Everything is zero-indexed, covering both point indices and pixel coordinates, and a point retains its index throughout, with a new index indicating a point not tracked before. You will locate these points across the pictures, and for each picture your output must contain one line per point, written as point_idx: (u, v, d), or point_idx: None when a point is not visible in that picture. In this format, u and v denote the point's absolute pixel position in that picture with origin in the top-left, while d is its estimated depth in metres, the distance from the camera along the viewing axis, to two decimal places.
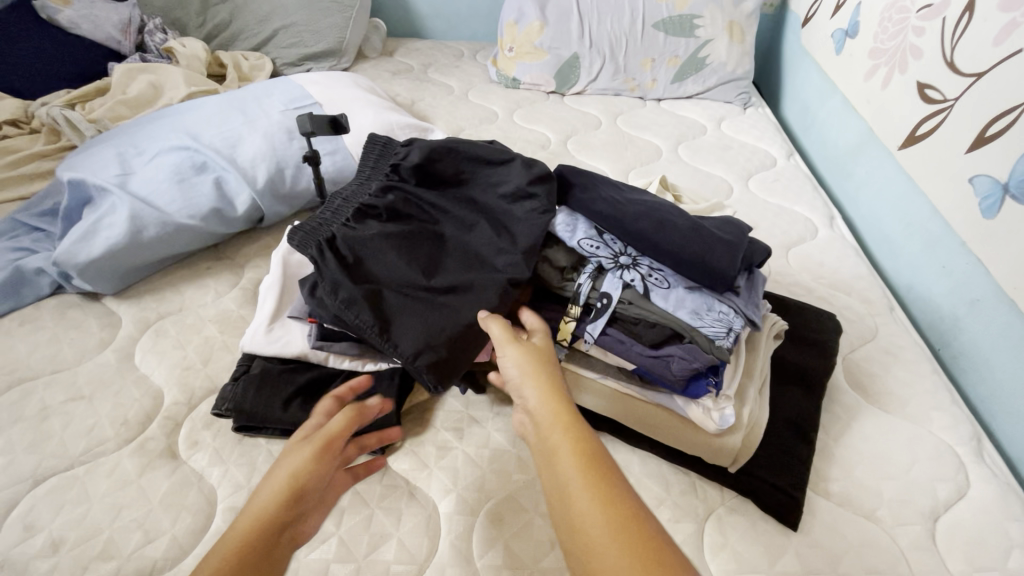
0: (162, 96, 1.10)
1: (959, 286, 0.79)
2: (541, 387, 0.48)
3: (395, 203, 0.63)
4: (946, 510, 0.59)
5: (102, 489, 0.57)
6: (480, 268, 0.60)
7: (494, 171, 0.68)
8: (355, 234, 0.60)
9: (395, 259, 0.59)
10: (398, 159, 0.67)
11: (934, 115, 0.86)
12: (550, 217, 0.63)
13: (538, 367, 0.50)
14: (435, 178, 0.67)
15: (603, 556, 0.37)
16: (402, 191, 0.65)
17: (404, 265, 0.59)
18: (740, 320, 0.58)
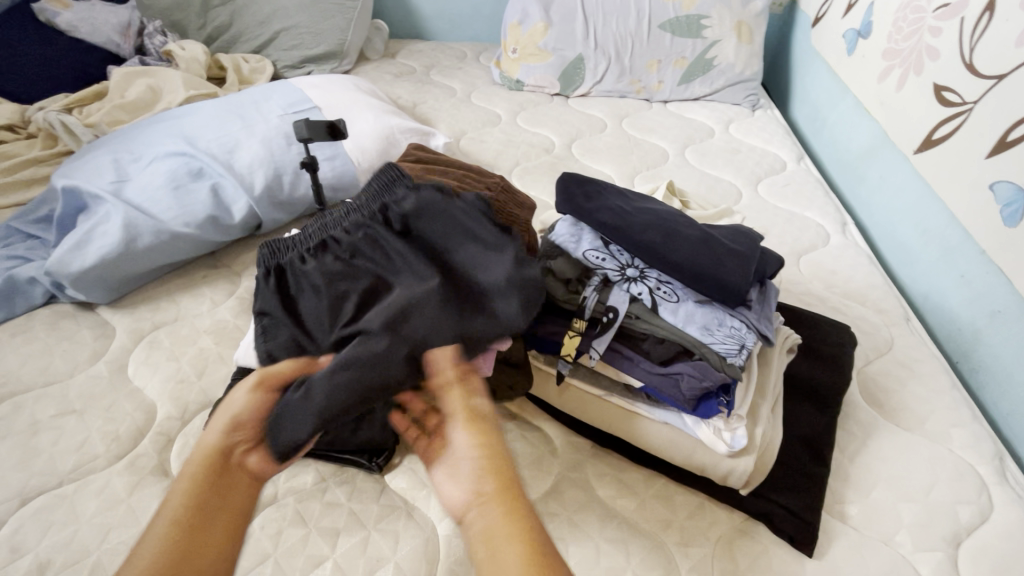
0: (161, 100, 1.09)
1: (978, 297, 0.77)
2: (502, 475, 0.43)
3: (355, 246, 0.56)
4: (969, 534, 0.57)
5: (91, 509, 0.56)
6: (380, 339, 0.49)
7: (481, 253, 0.56)
8: (302, 268, 0.56)
9: (314, 305, 0.54)
10: (390, 200, 0.58)
11: (951, 119, 0.84)
12: (506, 329, 0.52)
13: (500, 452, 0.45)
14: (416, 249, 0.56)
15: None
16: (372, 235, 0.57)
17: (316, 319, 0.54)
18: (753, 335, 0.55)
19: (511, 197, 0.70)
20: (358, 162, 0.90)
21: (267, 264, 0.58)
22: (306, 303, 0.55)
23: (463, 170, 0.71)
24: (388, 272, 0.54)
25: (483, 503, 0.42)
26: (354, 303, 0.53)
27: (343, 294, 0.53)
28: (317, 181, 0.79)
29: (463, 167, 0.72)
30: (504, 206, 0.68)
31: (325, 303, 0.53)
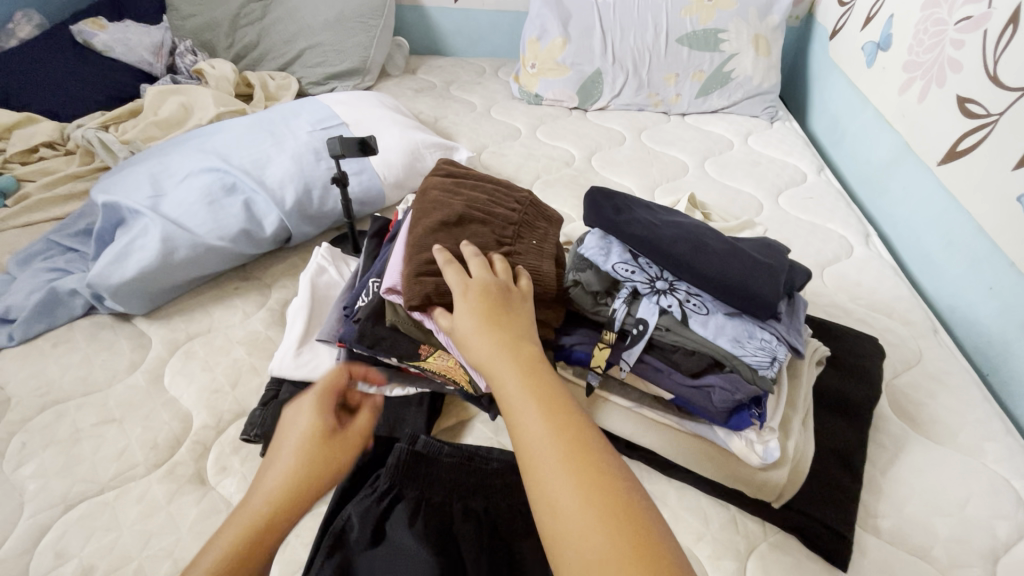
0: (192, 117, 1.12)
1: (1008, 309, 0.76)
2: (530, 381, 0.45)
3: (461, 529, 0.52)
4: (1007, 550, 0.56)
5: (132, 516, 0.57)
6: None
7: None
8: (413, 494, 0.54)
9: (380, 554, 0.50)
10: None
11: (976, 130, 0.84)
12: None
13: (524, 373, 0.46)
14: None
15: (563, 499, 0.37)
16: (478, 522, 0.53)
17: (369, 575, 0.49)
18: (784, 348, 0.56)
19: (535, 210, 0.71)
20: (384, 176, 0.92)
21: (390, 479, 0.55)
22: (392, 555, 0.50)
23: (490, 183, 0.73)
24: None
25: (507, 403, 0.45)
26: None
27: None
28: (346, 195, 0.81)
29: (492, 180, 0.74)
30: (531, 220, 0.69)
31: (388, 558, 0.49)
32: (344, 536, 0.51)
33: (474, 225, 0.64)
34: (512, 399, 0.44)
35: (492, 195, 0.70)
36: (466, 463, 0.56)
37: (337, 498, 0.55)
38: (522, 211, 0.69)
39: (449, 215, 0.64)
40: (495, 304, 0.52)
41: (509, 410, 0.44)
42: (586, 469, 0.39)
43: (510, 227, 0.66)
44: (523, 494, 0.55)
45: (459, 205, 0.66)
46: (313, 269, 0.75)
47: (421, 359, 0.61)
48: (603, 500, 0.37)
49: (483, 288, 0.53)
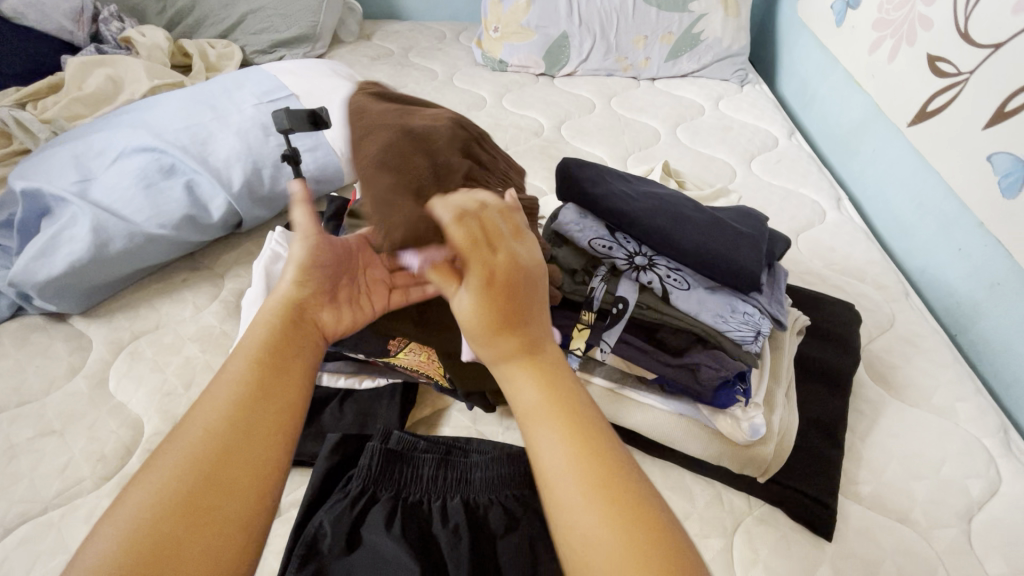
0: (123, 92, 1.02)
1: (978, 269, 0.76)
2: (546, 386, 0.37)
3: (439, 528, 0.50)
4: (980, 509, 0.57)
5: (80, 536, 0.52)
6: None
7: None
8: (389, 495, 0.52)
9: (356, 562, 0.47)
10: None
11: (946, 90, 0.83)
12: None
13: (545, 378, 0.38)
14: None
15: (587, 540, 0.31)
16: (458, 520, 0.51)
17: None
18: (767, 320, 0.53)
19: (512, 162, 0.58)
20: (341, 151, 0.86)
21: (364, 482, 0.52)
22: (368, 564, 0.47)
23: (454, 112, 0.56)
24: None
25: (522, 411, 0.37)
26: None
27: None
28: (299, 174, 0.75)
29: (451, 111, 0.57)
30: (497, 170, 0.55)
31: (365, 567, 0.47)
32: (317, 543, 0.48)
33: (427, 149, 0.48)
34: (530, 409, 0.36)
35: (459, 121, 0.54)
36: (444, 459, 0.55)
37: (309, 502, 0.52)
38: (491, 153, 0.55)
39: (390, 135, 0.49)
40: (506, 283, 0.39)
41: (526, 423, 0.36)
42: (620, 501, 0.32)
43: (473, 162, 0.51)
44: (504, 487, 0.54)
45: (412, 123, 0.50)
46: (267, 256, 0.69)
47: (390, 356, 0.57)
48: (611, 494, 0.32)
49: (496, 262, 0.39)
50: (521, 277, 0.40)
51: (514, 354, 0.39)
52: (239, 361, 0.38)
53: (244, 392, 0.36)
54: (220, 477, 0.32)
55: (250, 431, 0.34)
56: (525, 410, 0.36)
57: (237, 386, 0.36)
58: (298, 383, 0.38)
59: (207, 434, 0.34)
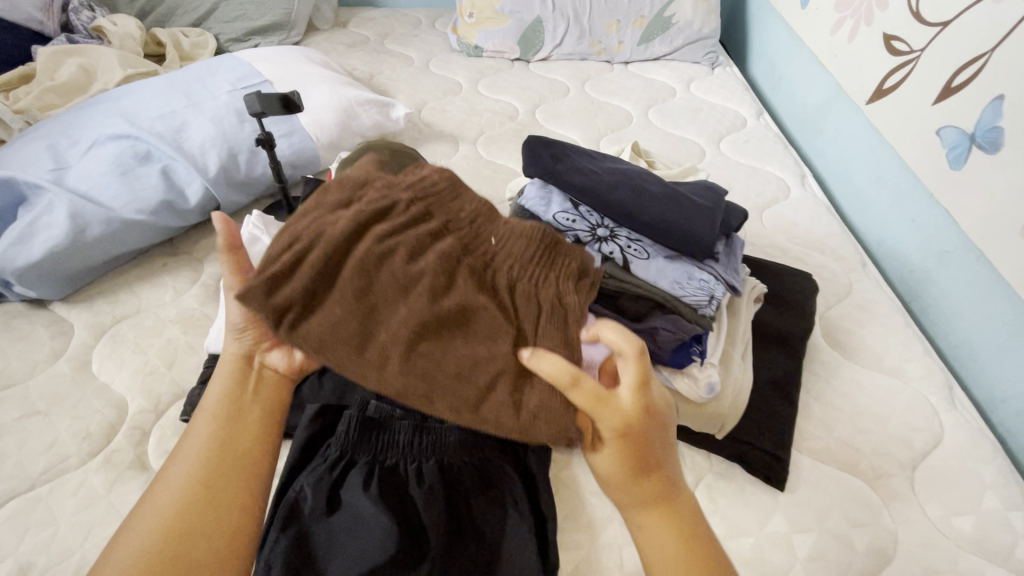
0: (96, 81, 1.02)
1: (930, 238, 0.80)
2: (665, 522, 0.44)
3: (414, 489, 0.53)
4: (924, 459, 0.61)
5: (69, 509, 0.54)
6: None
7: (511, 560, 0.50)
8: (367, 459, 0.54)
9: (334, 522, 0.50)
10: (471, 537, 0.52)
11: (900, 67, 0.86)
12: None
13: (666, 517, 0.44)
14: None
15: None
16: (433, 481, 0.53)
17: (325, 542, 0.49)
18: (722, 286, 0.57)
19: (445, 182, 0.49)
20: (317, 137, 0.87)
21: (343, 448, 0.55)
22: (346, 523, 0.50)
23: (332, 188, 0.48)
24: (418, 551, 0.49)
25: (642, 542, 0.45)
26: (360, 541, 0.49)
27: (360, 541, 0.49)
28: (275, 158, 0.77)
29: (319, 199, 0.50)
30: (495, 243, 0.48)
31: (344, 525, 0.50)
32: (299, 507, 0.51)
33: (398, 259, 0.45)
34: (654, 543, 0.44)
35: (345, 196, 0.47)
36: (419, 425, 0.57)
37: (291, 467, 0.54)
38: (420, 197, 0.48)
39: (334, 276, 0.44)
40: (639, 438, 0.44)
41: (651, 553, 0.44)
42: None
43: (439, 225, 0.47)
44: (478, 450, 0.57)
45: (326, 251, 0.44)
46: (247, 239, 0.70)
47: None
48: None
49: (633, 415, 0.43)
50: (650, 430, 0.44)
51: (648, 501, 0.45)
52: (198, 441, 0.47)
53: (205, 460, 0.46)
54: (183, 543, 0.42)
55: (209, 510, 0.44)
56: (649, 550, 0.45)
57: (194, 462, 0.46)
58: (251, 456, 0.48)
59: (172, 503, 0.43)
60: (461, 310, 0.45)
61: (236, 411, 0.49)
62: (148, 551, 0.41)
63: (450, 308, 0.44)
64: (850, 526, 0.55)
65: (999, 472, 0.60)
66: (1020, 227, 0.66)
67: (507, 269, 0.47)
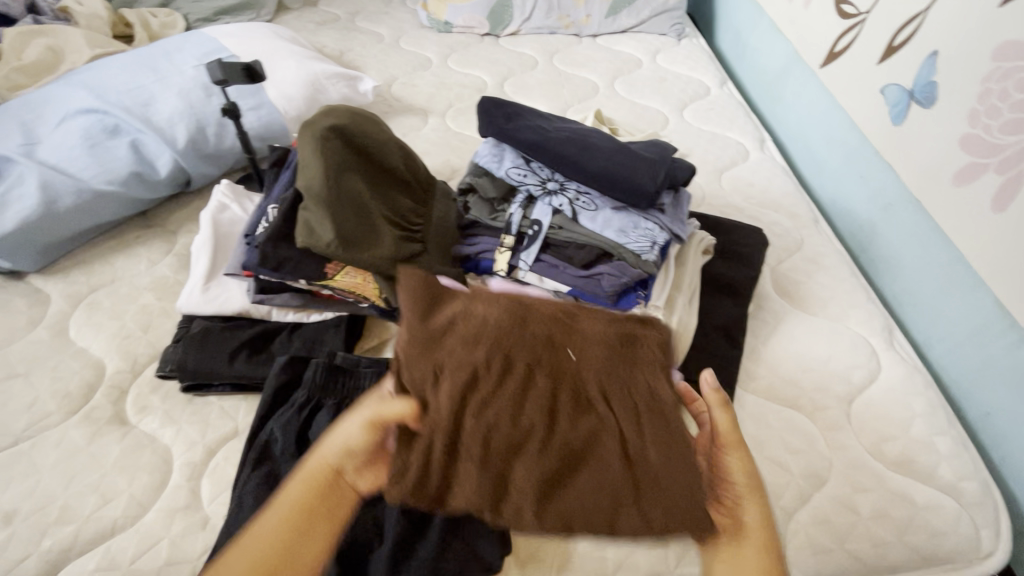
0: (64, 61, 1.02)
1: (876, 193, 0.84)
2: None
3: None
4: (860, 393, 0.66)
5: (51, 460, 0.57)
6: None
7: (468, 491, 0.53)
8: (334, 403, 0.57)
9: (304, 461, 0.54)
10: None
11: (849, 30, 0.89)
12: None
13: None
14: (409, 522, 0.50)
15: None
16: None
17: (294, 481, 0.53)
18: (666, 235, 0.60)
19: (506, 319, 0.47)
20: (285, 110, 0.89)
21: (310, 393, 0.57)
22: None
23: (404, 348, 0.46)
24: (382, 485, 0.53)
25: None
26: None
27: None
28: (241, 129, 0.78)
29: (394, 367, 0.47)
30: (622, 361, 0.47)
31: None
32: (270, 448, 0.55)
33: (503, 421, 0.43)
34: None
35: (427, 357, 0.46)
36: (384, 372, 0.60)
37: (262, 414, 0.57)
38: (498, 338, 0.46)
39: (456, 455, 0.43)
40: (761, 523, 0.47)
41: None
42: None
43: (518, 361, 0.45)
44: None
45: (445, 439, 0.43)
46: (214, 206, 0.72)
47: (328, 279, 0.59)
48: None
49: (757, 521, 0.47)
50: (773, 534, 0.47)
51: None
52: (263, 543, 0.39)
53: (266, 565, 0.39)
54: None
55: None
56: None
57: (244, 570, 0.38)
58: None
59: None
60: (569, 448, 0.44)
61: (308, 523, 0.42)
62: None
63: (563, 453, 0.44)
64: (786, 453, 0.59)
65: (929, 402, 0.65)
66: (951, 176, 0.70)
67: (598, 382, 0.46)
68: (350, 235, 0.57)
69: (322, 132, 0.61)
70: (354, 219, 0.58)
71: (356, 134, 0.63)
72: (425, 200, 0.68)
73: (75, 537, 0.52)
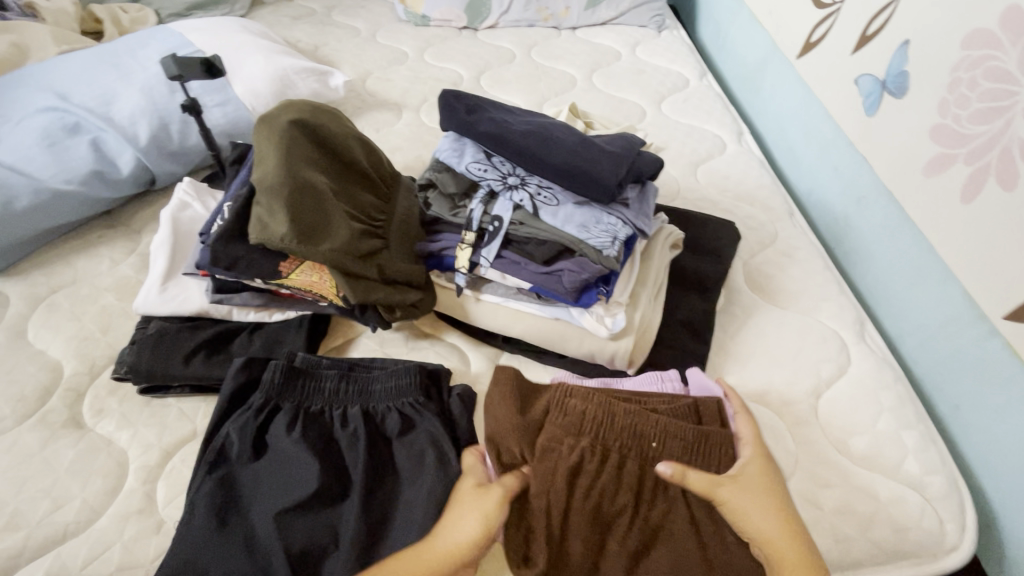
0: (28, 58, 1.00)
1: (850, 185, 0.83)
2: None
3: (340, 433, 0.56)
4: (828, 388, 0.65)
5: (3, 466, 0.56)
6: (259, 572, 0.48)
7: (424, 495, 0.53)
8: (294, 406, 0.56)
9: (260, 465, 0.53)
10: (391, 476, 0.54)
11: (824, 20, 0.88)
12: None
13: None
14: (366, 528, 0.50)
15: None
16: (356, 425, 0.56)
17: (249, 485, 0.52)
18: (628, 229, 0.59)
19: (598, 409, 0.51)
20: (252, 106, 0.87)
21: (268, 396, 0.56)
22: (271, 466, 0.53)
23: (504, 435, 0.51)
24: (338, 489, 0.53)
25: None
26: (284, 483, 0.52)
27: (283, 480, 0.52)
28: (204, 126, 0.77)
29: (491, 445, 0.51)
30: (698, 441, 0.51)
31: (269, 468, 0.53)
32: (225, 452, 0.54)
33: (600, 509, 0.47)
34: None
35: (529, 447, 0.50)
36: (345, 374, 0.59)
37: (218, 416, 0.56)
38: (592, 423, 0.51)
39: (562, 534, 0.47)
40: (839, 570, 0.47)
41: None
42: None
43: (610, 447, 0.50)
44: (401, 396, 0.58)
45: (558, 517, 0.47)
46: (175, 205, 0.71)
47: (282, 278, 0.58)
48: None
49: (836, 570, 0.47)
50: None
51: None
52: None
53: None
54: None
55: None
56: None
57: None
58: None
59: None
60: (655, 529, 0.47)
61: None
62: None
63: (647, 531, 0.47)
64: None
65: (897, 396, 0.64)
66: (922, 167, 0.69)
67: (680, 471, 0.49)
68: (303, 224, 0.55)
69: (284, 126, 0.60)
70: (310, 207, 0.57)
71: (316, 126, 0.62)
72: (387, 196, 0.66)
73: (25, 543, 0.52)
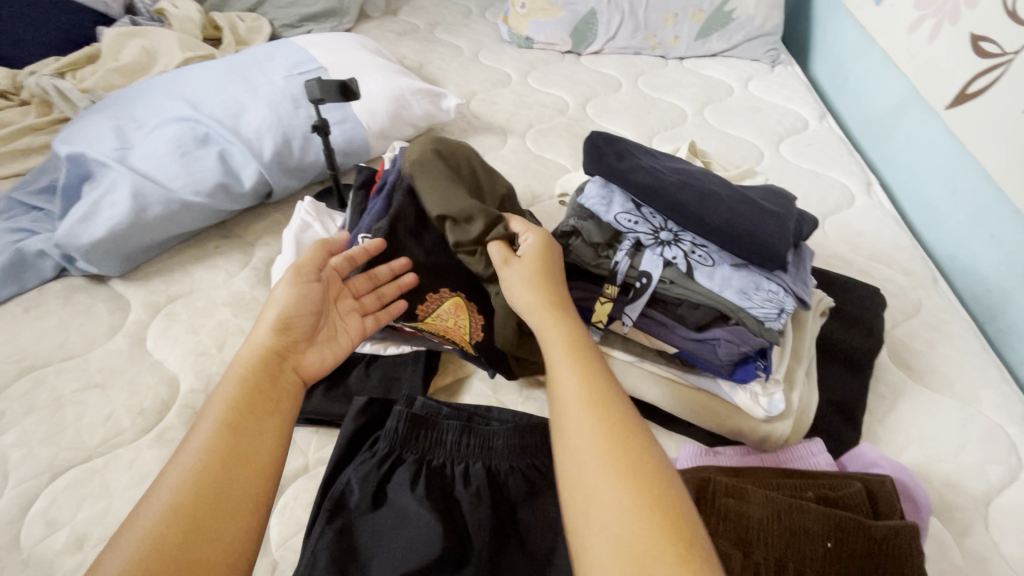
0: (157, 63, 1.04)
1: (1011, 255, 0.75)
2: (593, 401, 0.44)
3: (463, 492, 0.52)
4: (999, 494, 0.57)
5: (123, 482, 0.56)
6: None
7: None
8: (415, 457, 0.54)
9: (379, 519, 0.50)
10: (515, 548, 0.50)
11: (989, 71, 0.80)
12: None
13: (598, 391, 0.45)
14: None
15: (599, 486, 0.39)
16: (480, 485, 0.52)
17: (366, 540, 0.49)
18: (791, 299, 0.54)
19: (760, 508, 0.45)
20: (369, 125, 0.87)
21: (391, 445, 0.54)
22: (390, 524, 0.49)
23: None
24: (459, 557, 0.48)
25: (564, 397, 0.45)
26: (405, 543, 0.48)
27: (404, 540, 0.48)
28: (329, 147, 0.77)
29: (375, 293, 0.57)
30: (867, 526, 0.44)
31: (389, 524, 0.49)
32: (345, 500, 0.51)
33: None
34: (577, 418, 0.43)
35: None
36: (467, 426, 0.56)
37: (337, 460, 0.54)
38: (761, 530, 0.44)
39: None
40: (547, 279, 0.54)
41: (568, 417, 0.44)
42: (618, 443, 0.41)
43: (789, 562, 0.43)
44: (526, 457, 0.55)
45: None
46: (297, 224, 0.70)
47: (419, 321, 0.60)
48: (613, 439, 0.41)
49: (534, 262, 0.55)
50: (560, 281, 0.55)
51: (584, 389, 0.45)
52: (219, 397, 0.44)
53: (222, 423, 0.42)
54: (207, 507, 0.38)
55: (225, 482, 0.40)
56: (566, 398, 0.45)
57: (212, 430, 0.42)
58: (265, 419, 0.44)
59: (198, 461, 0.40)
60: None
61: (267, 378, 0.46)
62: (170, 522, 0.37)
63: None
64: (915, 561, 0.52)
65: None
66: None
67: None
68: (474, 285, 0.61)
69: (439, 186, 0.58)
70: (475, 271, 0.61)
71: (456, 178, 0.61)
72: None
73: None
